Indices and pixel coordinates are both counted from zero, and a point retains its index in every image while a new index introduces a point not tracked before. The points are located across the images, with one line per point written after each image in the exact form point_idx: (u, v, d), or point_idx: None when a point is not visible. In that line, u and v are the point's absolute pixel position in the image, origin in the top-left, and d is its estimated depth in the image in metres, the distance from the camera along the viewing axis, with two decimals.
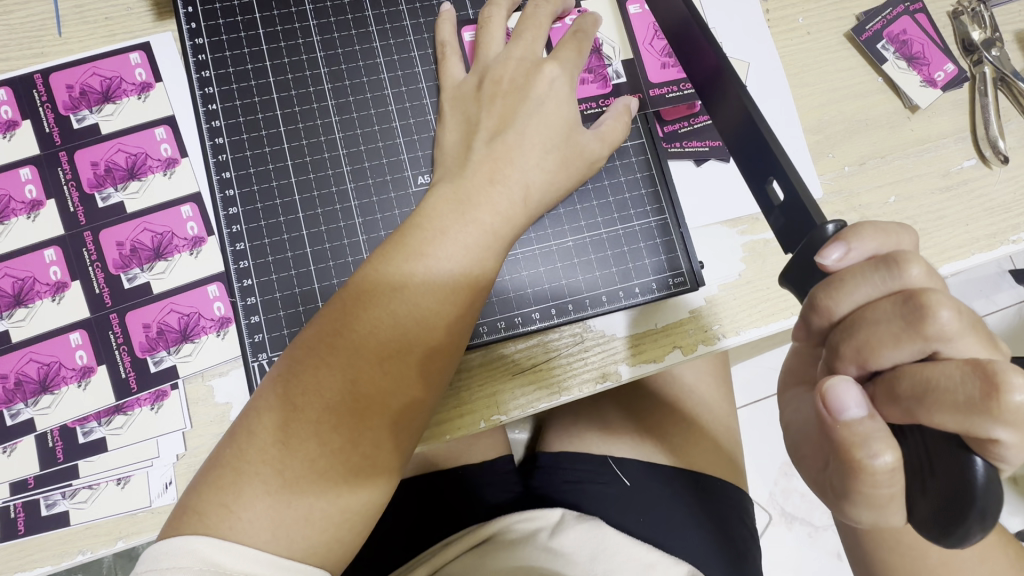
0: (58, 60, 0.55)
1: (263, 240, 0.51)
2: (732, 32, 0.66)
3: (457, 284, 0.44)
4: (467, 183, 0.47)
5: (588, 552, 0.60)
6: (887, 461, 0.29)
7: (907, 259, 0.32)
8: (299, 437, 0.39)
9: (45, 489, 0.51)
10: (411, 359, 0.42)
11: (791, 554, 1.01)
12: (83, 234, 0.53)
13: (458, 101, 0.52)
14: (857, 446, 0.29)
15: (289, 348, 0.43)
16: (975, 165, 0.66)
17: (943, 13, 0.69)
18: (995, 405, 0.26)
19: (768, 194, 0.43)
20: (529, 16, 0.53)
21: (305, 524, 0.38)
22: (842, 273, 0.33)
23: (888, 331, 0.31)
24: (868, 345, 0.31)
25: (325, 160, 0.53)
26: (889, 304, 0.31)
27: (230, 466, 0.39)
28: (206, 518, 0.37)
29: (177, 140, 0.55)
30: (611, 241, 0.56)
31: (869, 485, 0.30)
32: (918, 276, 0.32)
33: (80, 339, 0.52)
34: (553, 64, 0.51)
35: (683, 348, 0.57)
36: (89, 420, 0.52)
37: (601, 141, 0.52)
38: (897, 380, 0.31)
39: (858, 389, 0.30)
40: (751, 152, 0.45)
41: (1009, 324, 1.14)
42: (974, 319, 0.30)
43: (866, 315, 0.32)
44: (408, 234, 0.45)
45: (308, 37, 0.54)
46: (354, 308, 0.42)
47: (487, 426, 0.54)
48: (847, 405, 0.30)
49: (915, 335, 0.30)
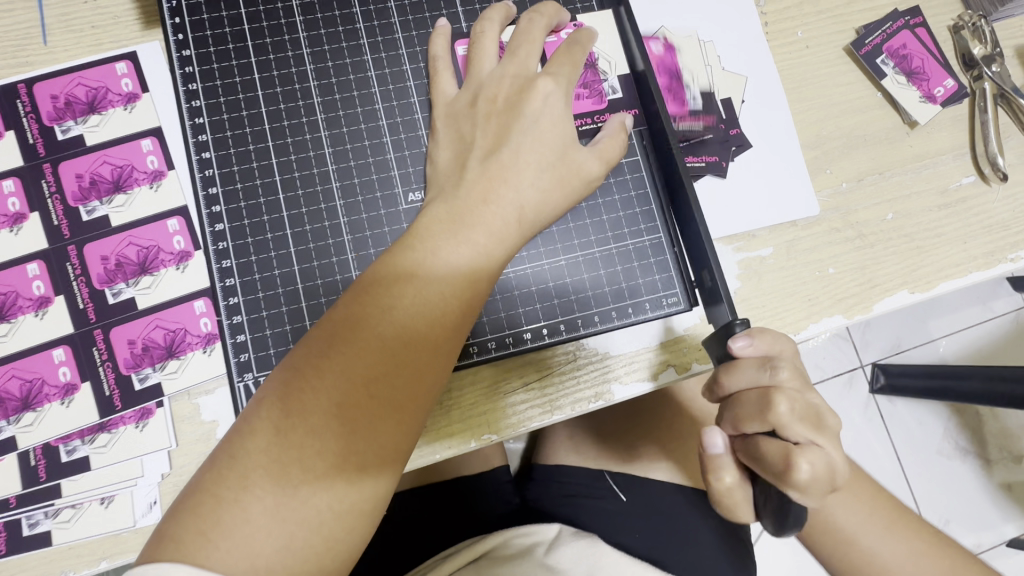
0: (42, 69, 0.54)
1: (249, 256, 0.50)
2: (729, 44, 0.66)
3: (448, 304, 0.44)
4: (460, 204, 0.46)
5: (584, 568, 0.60)
6: (727, 484, 0.41)
7: (777, 362, 0.40)
8: (283, 463, 0.39)
9: (28, 508, 0.50)
10: (400, 382, 0.42)
11: (786, 561, 1.01)
12: (68, 248, 0.52)
13: (452, 120, 0.51)
14: (709, 474, 0.41)
15: (276, 369, 0.42)
16: (974, 182, 0.66)
17: (944, 27, 0.68)
18: (785, 477, 0.37)
19: (706, 278, 0.51)
20: (523, 30, 0.52)
21: (286, 553, 0.38)
22: (742, 359, 0.40)
23: (749, 411, 0.40)
24: (736, 416, 0.41)
25: (314, 176, 0.52)
26: (754, 393, 0.40)
27: (210, 493, 0.38)
28: (182, 545, 0.36)
29: (164, 153, 0.54)
30: (605, 259, 0.56)
31: (719, 497, 0.41)
32: (782, 374, 0.39)
33: (64, 355, 0.51)
34: (547, 80, 0.50)
35: (678, 366, 0.57)
36: (73, 438, 0.51)
37: (599, 160, 0.50)
38: (747, 443, 0.40)
39: (723, 435, 0.41)
40: (686, 222, 0.53)
41: (1006, 333, 1.13)
42: (808, 412, 0.39)
43: (738, 396, 0.41)
44: (399, 253, 0.45)
45: (298, 49, 0.53)
46: (344, 329, 0.42)
47: (479, 445, 0.54)
48: (712, 445, 0.41)
49: (760, 418, 0.38)
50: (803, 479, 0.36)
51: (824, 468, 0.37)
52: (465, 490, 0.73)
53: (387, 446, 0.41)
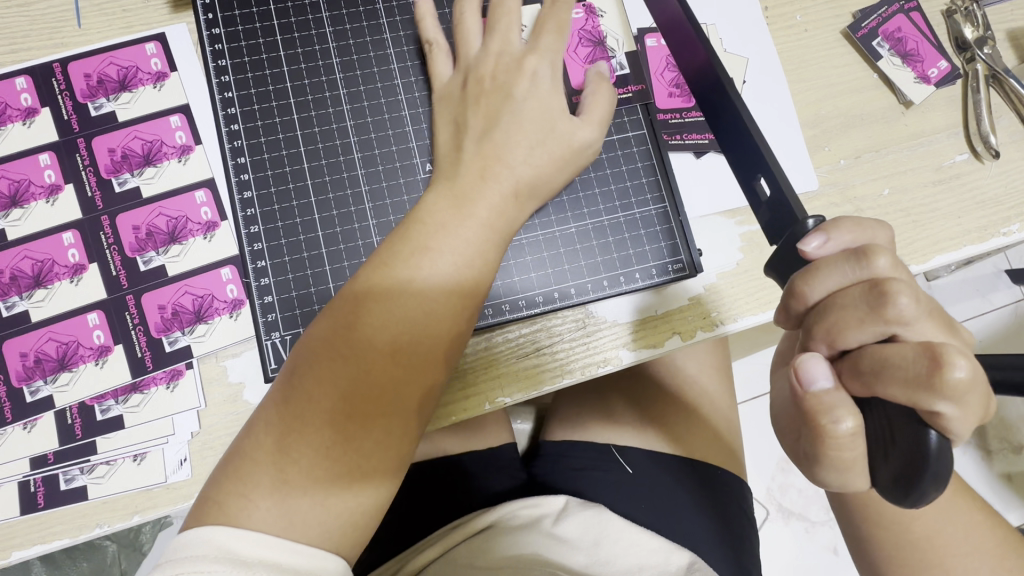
0: (77, 49, 0.56)
1: (276, 223, 0.53)
2: (730, 27, 0.68)
3: (463, 278, 0.46)
4: (461, 182, 0.48)
5: (590, 538, 0.62)
6: (848, 426, 0.32)
7: (876, 250, 0.33)
8: (312, 428, 0.41)
9: (65, 463, 0.52)
10: (421, 349, 0.44)
11: (791, 548, 1.07)
12: (101, 218, 0.55)
13: (447, 103, 0.53)
14: (822, 413, 0.32)
15: (303, 342, 0.44)
16: (967, 159, 0.68)
17: (937, 12, 0.71)
18: (937, 383, 0.29)
19: (758, 189, 0.45)
20: (497, 6, 0.53)
21: (321, 510, 0.40)
22: (821, 259, 0.36)
23: (855, 315, 0.33)
24: (836, 326, 0.34)
25: (337, 147, 0.55)
26: (857, 290, 0.33)
27: (248, 458, 0.41)
28: (225, 507, 0.40)
29: (191, 128, 0.57)
30: (612, 228, 0.58)
31: (834, 449, 0.32)
32: (885, 267, 0.33)
33: (98, 319, 0.54)
34: (534, 56, 0.52)
35: (682, 333, 0.59)
36: (107, 398, 0.53)
37: (589, 128, 0.52)
38: (861, 359, 0.33)
39: (825, 363, 0.34)
40: (736, 138, 0.46)
41: (1005, 321, 1.15)
42: (930, 306, 0.32)
43: (838, 300, 0.34)
44: (412, 230, 0.46)
45: (321, 28, 0.56)
46: (364, 302, 0.44)
47: (493, 407, 0.56)
48: (817, 377, 0.33)
49: (877, 319, 0.32)
50: (962, 381, 0.29)
51: (980, 372, 0.30)
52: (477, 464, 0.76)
53: (409, 408, 0.43)
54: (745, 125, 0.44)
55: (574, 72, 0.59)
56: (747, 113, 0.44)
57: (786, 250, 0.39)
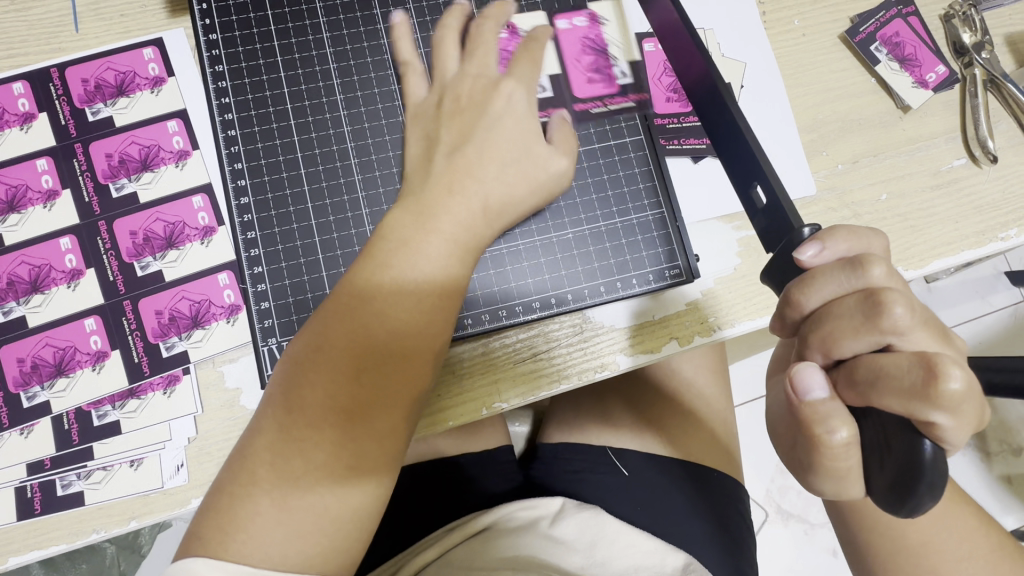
0: (74, 55, 0.57)
1: (273, 229, 0.53)
2: (728, 32, 0.68)
3: (428, 293, 0.45)
4: (427, 197, 0.47)
5: (587, 540, 0.62)
6: (843, 436, 0.32)
7: (871, 261, 0.34)
8: (285, 456, 0.41)
9: (62, 469, 0.52)
10: (387, 368, 0.43)
11: (790, 550, 1.07)
12: (98, 223, 0.55)
13: (419, 120, 0.52)
14: (817, 422, 0.32)
15: (277, 369, 0.44)
16: (965, 164, 0.68)
17: (935, 16, 0.71)
18: (931, 393, 0.29)
19: (756, 197, 0.44)
20: (475, 34, 0.54)
21: (301, 536, 0.40)
22: (816, 270, 0.35)
23: (850, 324, 0.33)
24: (832, 334, 0.34)
25: (334, 152, 0.55)
26: (853, 300, 0.33)
27: (227, 490, 0.41)
28: (204, 541, 0.40)
29: (189, 133, 0.57)
30: (609, 233, 0.58)
31: (829, 458, 0.32)
32: (880, 277, 0.33)
33: (95, 325, 0.54)
34: (511, 82, 0.52)
35: (679, 339, 0.59)
36: (104, 403, 0.53)
37: (561, 158, 0.52)
38: (856, 368, 0.33)
39: (820, 373, 0.33)
40: (732, 148, 0.46)
41: (1004, 323, 1.15)
42: (926, 315, 0.32)
43: (832, 310, 0.34)
44: (376, 248, 0.46)
45: (318, 34, 0.56)
46: (329, 326, 0.43)
47: (490, 413, 0.56)
48: (811, 386, 0.33)
49: (872, 329, 0.32)
50: (957, 392, 0.29)
51: (975, 383, 0.30)
52: (474, 468, 0.76)
53: (380, 426, 0.43)
54: (743, 137, 0.44)
55: (576, 81, 0.60)
56: (745, 123, 0.44)
57: (783, 259, 0.39)
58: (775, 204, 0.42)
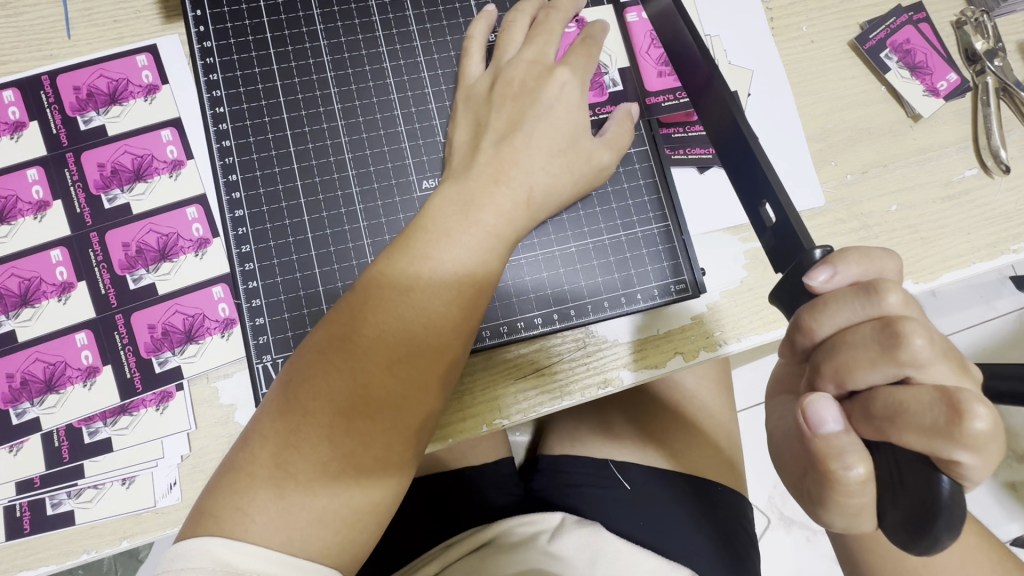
0: (66, 61, 0.55)
1: (268, 242, 0.52)
2: (735, 39, 0.67)
3: (464, 289, 0.44)
4: (471, 185, 0.47)
5: (586, 557, 0.60)
6: (859, 473, 0.30)
7: (888, 287, 0.32)
8: (310, 441, 0.40)
9: (51, 488, 0.51)
10: (420, 360, 0.43)
11: (792, 557, 1.06)
12: (90, 234, 0.54)
13: (471, 103, 0.52)
14: (832, 458, 0.31)
15: (302, 350, 0.43)
16: (977, 174, 0.67)
17: (946, 22, 0.70)
18: (955, 432, 0.28)
19: (763, 215, 0.43)
20: (542, 22, 0.54)
21: (319, 526, 0.39)
22: (827, 296, 0.34)
23: (865, 356, 0.31)
24: (846, 366, 0.32)
25: (331, 164, 0.53)
26: (869, 329, 0.32)
27: (244, 471, 0.40)
28: (220, 519, 0.38)
29: (183, 142, 0.56)
30: (613, 247, 0.57)
31: (843, 495, 0.31)
32: (896, 305, 0.32)
33: (86, 339, 0.52)
34: (565, 69, 0.51)
35: (684, 354, 0.57)
36: (95, 420, 0.52)
37: (608, 149, 0.52)
38: (871, 402, 0.32)
39: (835, 406, 0.32)
40: (742, 162, 0.44)
41: (1011, 330, 1.14)
42: (945, 347, 0.31)
43: (846, 339, 0.32)
44: (413, 238, 0.45)
45: (316, 41, 0.55)
46: (364, 312, 0.43)
47: (490, 430, 0.55)
48: (826, 420, 0.32)
49: (890, 361, 0.31)
50: (983, 432, 0.28)
51: (1000, 420, 0.28)
52: (474, 481, 0.74)
53: (410, 421, 0.42)
54: (752, 151, 0.43)
55: (647, 74, 0.59)
56: (753, 137, 0.42)
57: (793, 281, 0.38)
58: (785, 224, 0.40)
